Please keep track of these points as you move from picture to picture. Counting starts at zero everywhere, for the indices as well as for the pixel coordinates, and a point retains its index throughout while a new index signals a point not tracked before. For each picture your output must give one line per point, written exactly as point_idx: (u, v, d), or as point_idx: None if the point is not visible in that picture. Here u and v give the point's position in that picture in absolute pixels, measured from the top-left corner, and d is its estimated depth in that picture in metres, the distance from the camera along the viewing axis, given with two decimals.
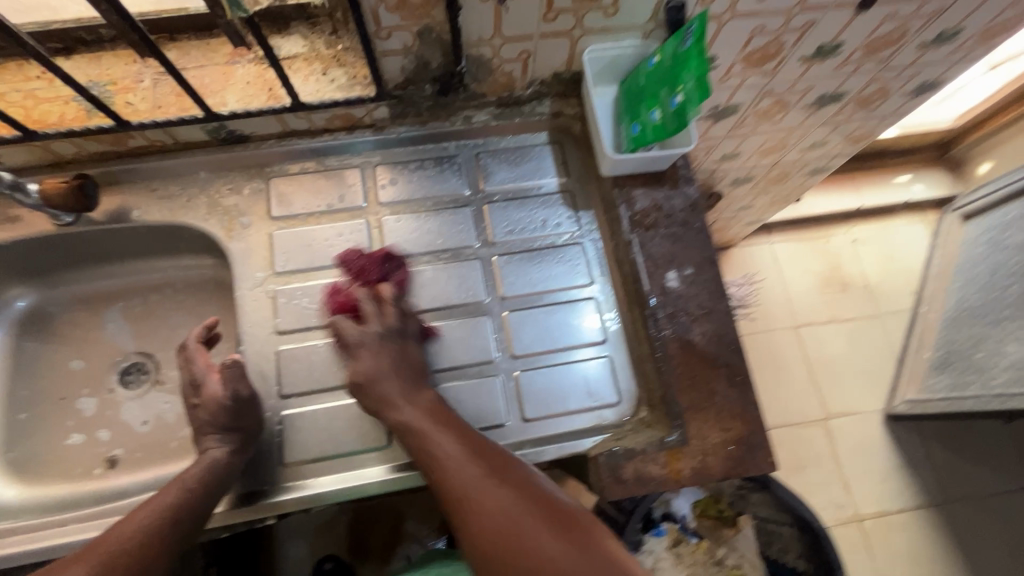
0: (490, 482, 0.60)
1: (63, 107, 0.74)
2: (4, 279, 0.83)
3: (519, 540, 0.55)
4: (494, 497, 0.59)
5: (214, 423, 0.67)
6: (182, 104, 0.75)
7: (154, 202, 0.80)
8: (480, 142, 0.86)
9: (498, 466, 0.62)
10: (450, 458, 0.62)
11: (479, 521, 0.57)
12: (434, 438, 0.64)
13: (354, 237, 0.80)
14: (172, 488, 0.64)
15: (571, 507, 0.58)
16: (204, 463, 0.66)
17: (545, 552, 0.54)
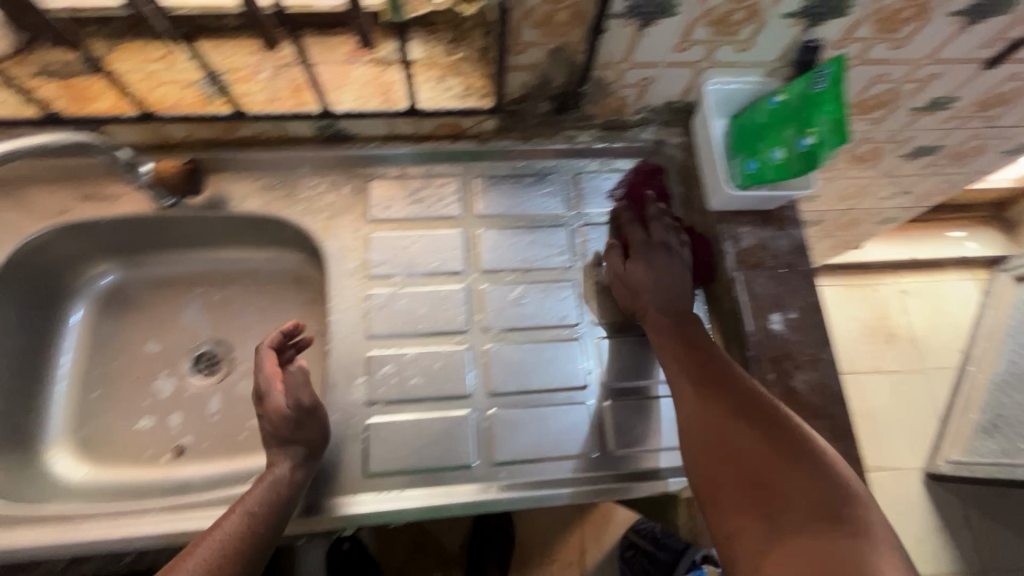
0: (755, 441, 0.57)
1: (180, 91, 0.73)
2: (93, 256, 0.82)
3: (726, 442, 0.58)
4: (710, 421, 0.61)
5: (279, 438, 0.65)
6: (296, 98, 0.75)
7: (253, 193, 0.79)
8: (579, 162, 0.85)
9: (706, 394, 0.63)
10: (677, 387, 0.66)
11: (707, 422, 0.61)
12: (677, 371, 0.67)
13: (449, 246, 0.79)
14: (233, 509, 0.60)
15: (801, 434, 0.57)
16: (268, 479, 0.63)
17: (772, 476, 0.54)
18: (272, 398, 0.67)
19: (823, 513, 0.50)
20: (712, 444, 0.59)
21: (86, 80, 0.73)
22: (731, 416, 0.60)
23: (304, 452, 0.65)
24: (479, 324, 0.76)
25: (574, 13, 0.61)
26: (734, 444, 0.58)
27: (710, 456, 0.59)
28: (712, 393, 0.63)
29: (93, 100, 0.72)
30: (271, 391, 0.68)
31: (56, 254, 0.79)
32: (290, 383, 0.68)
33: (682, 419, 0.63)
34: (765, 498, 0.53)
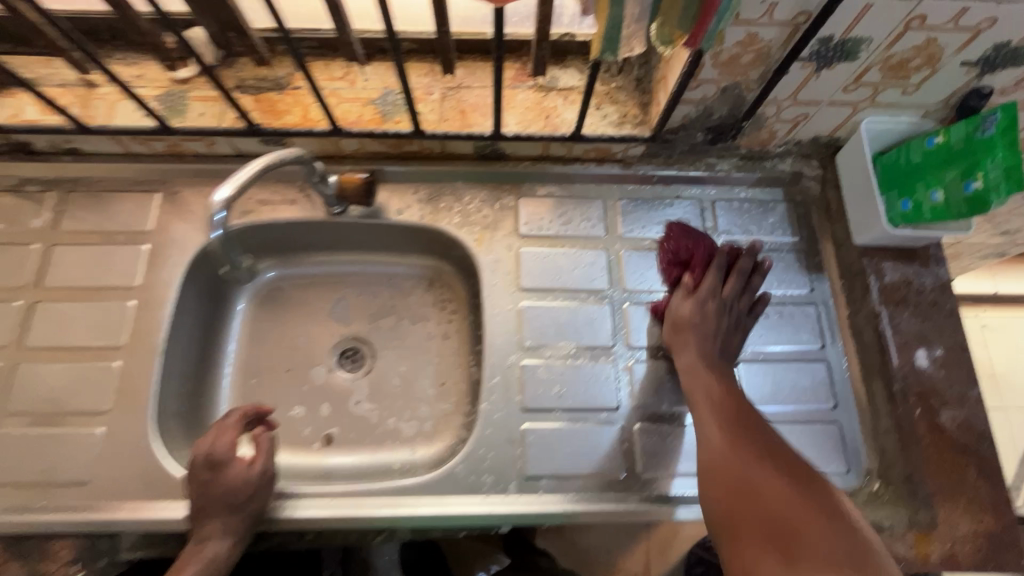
0: (734, 450, 0.60)
1: (360, 108, 0.79)
2: (256, 254, 0.89)
3: (737, 474, 0.58)
4: (727, 446, 0.61)
5: (226, 505, 0.63)
6: (464, 120, 0.80)
7: (412, 204, 0.84)
8: (716, 188, 0.87)
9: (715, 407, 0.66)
10: (705, 392, 0.68)
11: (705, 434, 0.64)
12: (694, 375, 0.70)
13: (595, 263, 0.83)
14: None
15: (797, 464, 0.58)
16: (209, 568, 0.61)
17: (750, 476, 0.57)
18: (231, 467, 0.65)
19: (856, 562, 0.49)
20: (719, 471, 0.59)
21: (276, 95, 0.79)
22: (710, 415, 0.65)
23: (242, 521, 0.64)
24: (624, 341, 0.79)
25: (760, 55, 0.64)
26: (744, 477, 0.58)
27: (713, 478, 0.60)
28: (684, 355, 0.72)
29: (284, 113, 0.79)
30: (234, 460, 0.65)
31: (231, 252, 0.86)
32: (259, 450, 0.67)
33: (716, 411, 0.65)
34: (790, 544, 0.51)
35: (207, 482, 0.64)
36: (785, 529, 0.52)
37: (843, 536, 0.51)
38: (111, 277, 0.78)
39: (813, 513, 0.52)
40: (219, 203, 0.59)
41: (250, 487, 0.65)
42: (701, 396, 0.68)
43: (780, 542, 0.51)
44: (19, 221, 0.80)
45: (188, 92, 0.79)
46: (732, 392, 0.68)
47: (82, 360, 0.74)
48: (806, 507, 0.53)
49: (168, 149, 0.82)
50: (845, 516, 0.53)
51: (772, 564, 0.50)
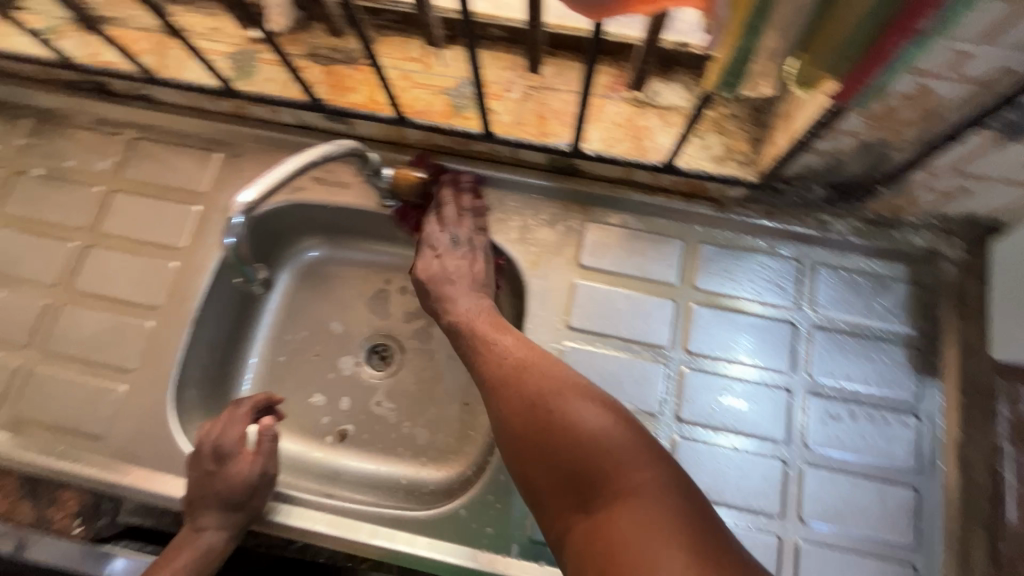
0: (596, 421, 0.55)
1: (431, 96, 0.72)
2: (305, 230, 0.87)
3: (567, 432, 0.54)
4: (559, 387, 0.57)
5: (222, 501, 0.63)
6: (542, 127, 0.70)
7: None
8: (823, 250, 0.73)
9: (505, 385, 0.59)
10: (495, 348, 0.62)
11: (542, 374, 0.59)
12: (526, 350, 0.61)
13: (658, 314, 0.72)
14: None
15: (601, 429, 0.54)
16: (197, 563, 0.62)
17: (574, 418, 0.55)
18: (234, 462, 0.64)
19: (705, 528, 0.49)
20: (555, 429, 0.55)
21: (347, 69, 0.73)
22: (568, 387, 0.57)
23: (237, 519, 0.64)
24: (672, 410, 0.69)
25: (926, 114, 0.50)
26: (560, 416, 0.55)
27: (519, 437, 0.57)
28: (501, 337, 0.62)
29: (351, 90, 0.72)
30: (237, 457, 0.65)
31: (278, 226, 0.84)
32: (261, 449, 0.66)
33: (519, 361, 0.60)
34: (600, 492, 0.51)
35: (209, 473, 0.64)
36: (620, 494, 0.50)
37: (722, 545, 0.48)
38: (160, 234, 0.77)
39: (644, 467, 0.52)
40: (239, 209, 0.55)
41: (249, 488, 0.64)
42: (496, 341, 0.62)
43: (605, 503, 0.51)
44: (88, 162, 0.81)
45: (261, 54, 0.75)
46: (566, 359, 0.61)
47: (119, 314, 0.74)
48: (663, 481, 0.51)
49: (234, 110, 0.78)
50: (634, 475, 0.51)
51: (660, 541, 0.46)
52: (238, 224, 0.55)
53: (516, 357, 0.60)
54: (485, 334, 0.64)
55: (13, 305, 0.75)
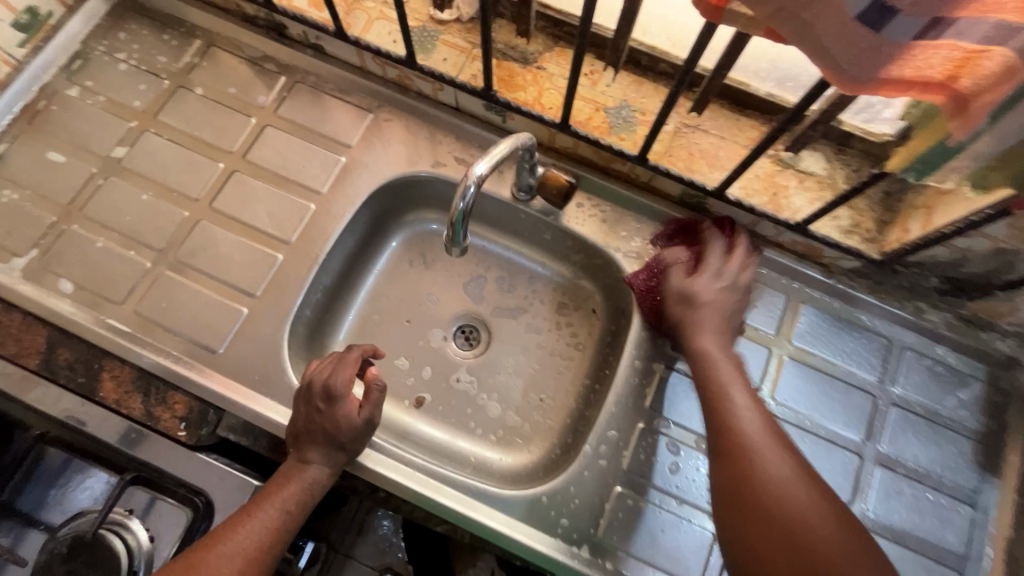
0: (802, 492, 0.53)
1: (592, 111, 0.76)
2: (427, 203, 0.90)
3: (796, 516, 0.52)
4: (782, 473, 0.55)
5: (329, 438, 0.66)
6: (688, 163, 0.75)
7: (594, 219, 0.80)
8: (913, 335, 0.78)
9: (735, 457, 0.57)
10: (742, 422, 0.59)
11: (752, 446, 0.57)
12: (761, 435, 0.58)
13: (753, 358, 0.77)
14: (264, 531, 0.60)
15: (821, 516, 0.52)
16: (300, 499, 0.64)
17: (799, 515, 0.52)
18: (343, 404, 0.67)
19: None
20: (771, 502, 0.53)
21: (518, 68, 0.78)
22: (771, 442, 0.57)
23: (338, 458, 0.67)
24: None
25: None
26: (782, 510, 0.52)
27: (738, 509, 0.54)
28: (739, 396, 0.62)
29: (519, 88, 0.77)
30: (347, 400, 0.67)
31: (404, 197, 0.87)
32: (368, 396, 0.69)
33: (742, 427, 0.58)
34: None
35: (317, 412, 0.66)
36: None
37: None
38: (303, 176, 0.81)
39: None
40: (476, 178, 0.60)
41: (355, 431, 0.67)
42: (730, 408, 0.61)
43: None
44: (248, 93, 0.85)
45: (440, 34, 0.79)
46: (767, 419, 0.61)
47: (253, 241, 0.77)
48: None
49: (398, 78, 0.83)
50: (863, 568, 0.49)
51: None
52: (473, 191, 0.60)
53: (745, 429, 0.58)
54: (729, 382, 0.64)
55: (154, 209, 0.78)
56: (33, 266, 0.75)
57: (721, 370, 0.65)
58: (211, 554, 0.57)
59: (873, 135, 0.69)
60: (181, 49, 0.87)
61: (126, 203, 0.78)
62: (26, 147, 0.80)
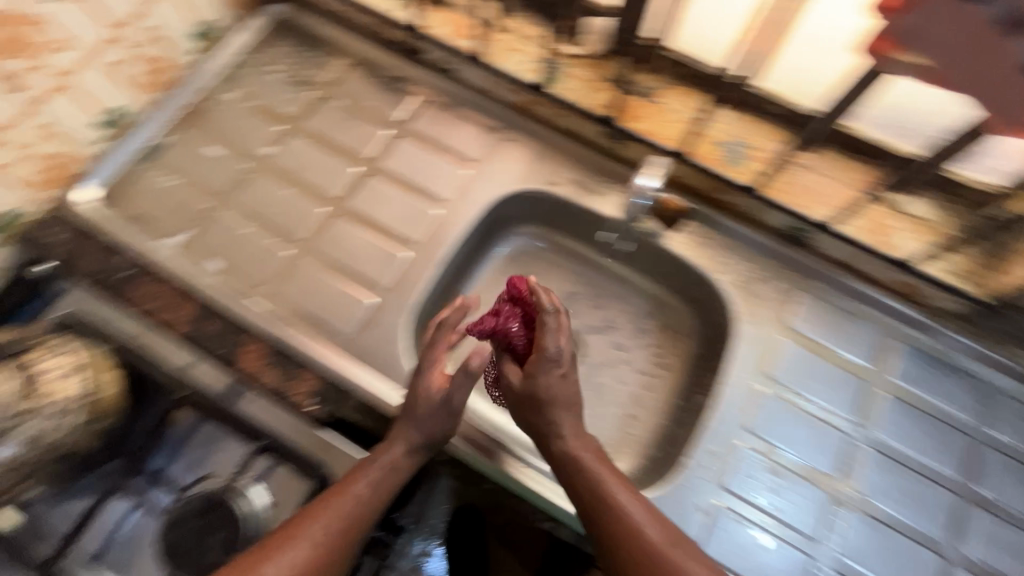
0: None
1: (706, 144, 0.83)
2: (526, 220, 0.96)
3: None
4: (667, 565, 0.58)
5: (410, 414, 0.68)
6: (795, 198, 0.80)
7: (698, 245, 0.85)
8: (1012, 382, 0.79)
9: (622, 540, 0.60)
10: (634, 513, 0.61)
11: (629, 573, 0.58)
12: (640, 546, 0.59)
13: (851, 389, 0.78)
14: (347, 516, 0.62)
15: None
16: (386, 488, 0.65)
17: None
18: (423, 379, 0.69)
19: None
20: None
21: (640, 101, 0.85)
22: (664, 540, 0.59)
23: (418, 438, 0.68)
24: (845, 477, 0.74)
25: None
26: None
27: None
28: (619, 491, 0.62)
29: (639, 119, 0.85)
30: (432, 374, 0.69)
31: (512, 212, 0.94)
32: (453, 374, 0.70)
33: (626, 538, 0.59)
34: None
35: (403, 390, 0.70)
36: None
37: None
38: (429, 184, 0.88)
39: None
40: (642, 189, 0.80)
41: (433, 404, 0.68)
42: (598, 472, 0.64)
43: None
44: (384, 107, 0.94)
45: (568, 67, 0.87)
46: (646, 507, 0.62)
47: (382, 238, 0.84)
48: None
49: (522, 103, 0.91)
50: None
51: None
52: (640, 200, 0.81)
53: (548, 396, 0.65)
54: (617, 490, 0.62)
55: (295, 203, 0.86)
56: (187, 245, 0.83)
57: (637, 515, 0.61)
58: (298, 533, 0.59)
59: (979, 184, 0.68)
60: (326, 66, 0.97)
61: (271, 197, 0.87)
62: (188, 140, 0.90)
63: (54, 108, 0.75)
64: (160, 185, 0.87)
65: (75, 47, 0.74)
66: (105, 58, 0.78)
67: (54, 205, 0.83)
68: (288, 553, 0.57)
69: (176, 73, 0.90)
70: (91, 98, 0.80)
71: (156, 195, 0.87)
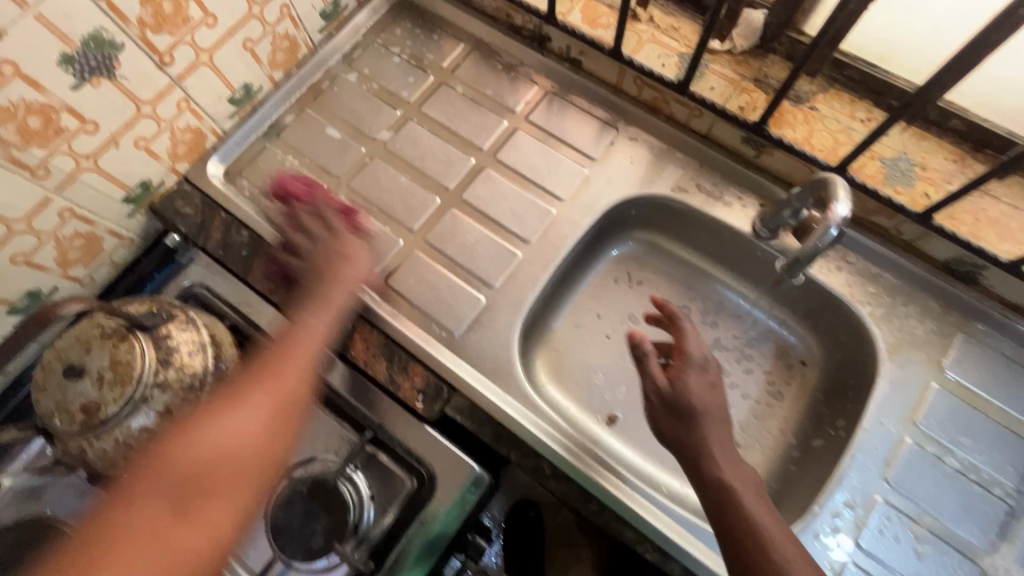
0: (760, 506, 0.59)
1: (866, 158, 0.73)
2: (637, 225, 0.90)
3: (749, 515, 0.59)
4: (748, 492, 0.61)
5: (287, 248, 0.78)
6: (971, 228, 0.69)
7: (841, 270, 0.76)
8: None
9: (714, 476, 0.62)
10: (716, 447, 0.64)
11: (719, 499, 0.61)
12: (719, 471, 0.62)
13: (1012, 451, 0.69)
14: (272, 397, 0.65)
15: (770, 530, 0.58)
16: (309, 358, 0.69)
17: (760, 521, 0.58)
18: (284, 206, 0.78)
19: None
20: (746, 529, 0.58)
21: (789, 106, 0.76)
22: (729, 455, 0.64)
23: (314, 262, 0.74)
24: (1004, 552, 0.65)
25: None
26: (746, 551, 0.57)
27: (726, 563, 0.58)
28: (709, 418, 0.66)
29: (786, 126, 0.76)
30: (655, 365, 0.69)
31: (626, 216, 0.88)
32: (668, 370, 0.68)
33: (719, 479, 0.62)
34: None
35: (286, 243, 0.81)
36: None
37: None
38: (546, 181, 0.84)
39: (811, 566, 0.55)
40: (839, 219, 0.61)
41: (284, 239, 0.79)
42: (706, 440, 0.64)
43: None
44: (502, 96, 0.90)
45: (709, 63, 0.80)
46: (726, 431, 0.66)
47: (495, 234, 0.81)
48: None
49: (651, 100, 0.84)
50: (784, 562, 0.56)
51: None
52: (833, 233, 0.62)
53: (697, 401, 0.66)
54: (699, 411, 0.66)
55: (409, 191, 0.85)
56: None
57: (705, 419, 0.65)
58: (243, 401, 0.64)
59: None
60: (446, 50, 0.94)
61: (386, 182, 0.85)
62: (309, 120, 0.91)
63: (193, 81, 0.77)
64: (280, 163, 0.88)
65: (217, 21, 0.75)
66: (242, 34, 0.79)
67: (184, 177, 0.85)
68: (234, 416, 0.63)
69: (301, 51, 0.90)
70: (226, 73, 0.81)
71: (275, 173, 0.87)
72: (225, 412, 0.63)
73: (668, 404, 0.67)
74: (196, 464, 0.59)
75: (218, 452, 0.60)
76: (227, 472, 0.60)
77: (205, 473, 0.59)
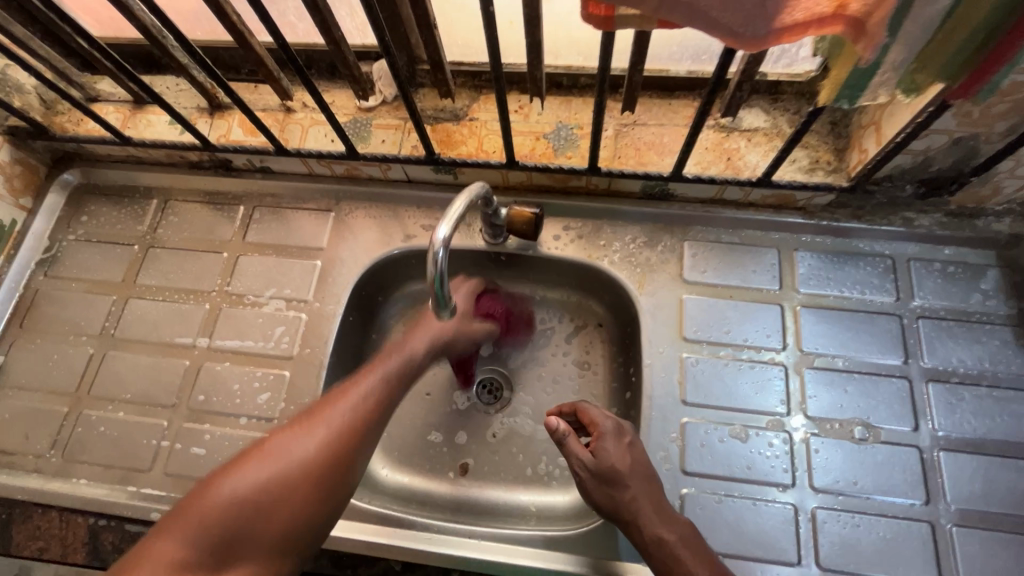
0: (663, 511, 0.63)
1: (533, 140, 0.79)
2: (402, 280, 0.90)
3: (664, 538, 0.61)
4: (658, 510, 0.63)
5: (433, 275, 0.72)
6: (639, 159, 0.77)
7: (570, 239, 0.81)
8: (914, 247, 0.78)
9: (625, 505, 0.63)
10: (624, 468, 0.64)
11: (639, 520, 0.62)
12: (631, 496, 0.63)
13: (767, 318, 0.76)
14: (331, 429, 0.59)
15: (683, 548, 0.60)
16: (363, 406, 0.61)
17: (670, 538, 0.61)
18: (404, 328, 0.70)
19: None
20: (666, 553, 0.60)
21: (453, 125, 0.81)
22: (643, 475, 0.65)
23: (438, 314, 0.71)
24: (797, 410, 0.72)
25: (1015, 106, 0.58)
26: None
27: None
28: (609, 443, 0.65)
29: (459, 144, 0.80)
30: (581, 449, 0.64)
31: (384, 278, 0.88)
32: (600, 447, 0.64)
33: (628, 504, 0.63)
34: None
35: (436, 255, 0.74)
36: None
37: None
38: (287, 289, 0.83)
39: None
40: (441, 242, 0.60)
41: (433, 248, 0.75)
42: (615, 469, 0.64)
43: None
44: (212, 231, 0.87)
45: (373, 120, 0.83)
46: (640, 450, 0.67)
47: (257, 365, 0.79)
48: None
49: (346, 172, 0.86)
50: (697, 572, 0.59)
51: None
52: (440, 257, 0.60)
53: (620, 465, 0.64)
54: (605, 431, 0.66)
55: (156, 368, 0.80)
56: (55, 462, 0.76)
57: (610, 446, 0.65)
58: (309, 433, 0.58)
59: (798, 75, 0.76)
60: (140, 212, 0.90)
61: (129, 372, 0.80)
62: (24, 350, 0.83)
63: None
64: (8, 410, 0.79)
65: None
66: None
67: None
68: (295, 443, 0.57)
69: None
70: None
71: (8, 423, 0.79)
72: (301, 437, 0.58)
73: (596, 478, 0.64)
74: (212, 521, 0.52)
75: (228, 510, 0.53)
76: (267, 505, 0.54)
77: (234, 525, 0.52)
